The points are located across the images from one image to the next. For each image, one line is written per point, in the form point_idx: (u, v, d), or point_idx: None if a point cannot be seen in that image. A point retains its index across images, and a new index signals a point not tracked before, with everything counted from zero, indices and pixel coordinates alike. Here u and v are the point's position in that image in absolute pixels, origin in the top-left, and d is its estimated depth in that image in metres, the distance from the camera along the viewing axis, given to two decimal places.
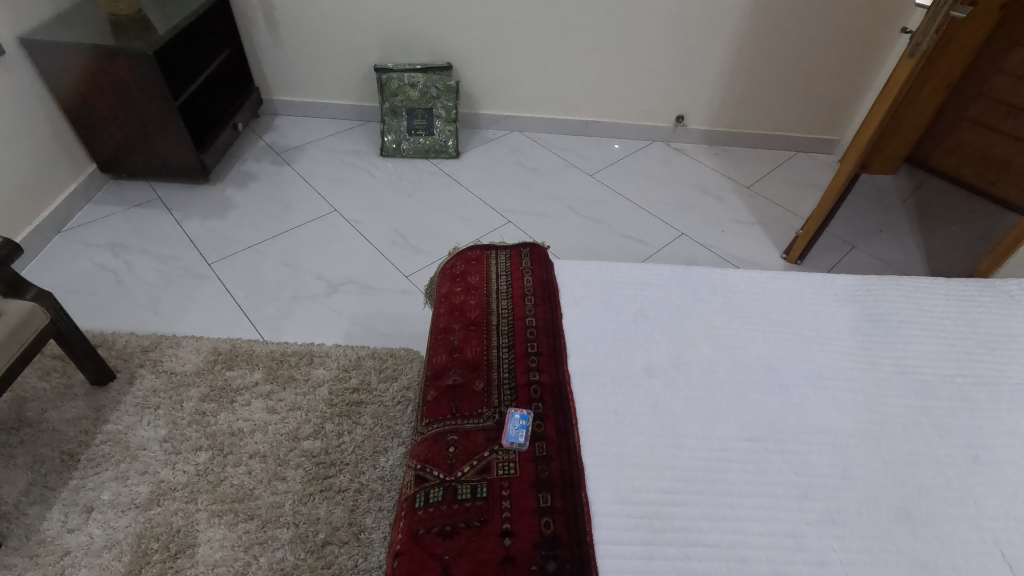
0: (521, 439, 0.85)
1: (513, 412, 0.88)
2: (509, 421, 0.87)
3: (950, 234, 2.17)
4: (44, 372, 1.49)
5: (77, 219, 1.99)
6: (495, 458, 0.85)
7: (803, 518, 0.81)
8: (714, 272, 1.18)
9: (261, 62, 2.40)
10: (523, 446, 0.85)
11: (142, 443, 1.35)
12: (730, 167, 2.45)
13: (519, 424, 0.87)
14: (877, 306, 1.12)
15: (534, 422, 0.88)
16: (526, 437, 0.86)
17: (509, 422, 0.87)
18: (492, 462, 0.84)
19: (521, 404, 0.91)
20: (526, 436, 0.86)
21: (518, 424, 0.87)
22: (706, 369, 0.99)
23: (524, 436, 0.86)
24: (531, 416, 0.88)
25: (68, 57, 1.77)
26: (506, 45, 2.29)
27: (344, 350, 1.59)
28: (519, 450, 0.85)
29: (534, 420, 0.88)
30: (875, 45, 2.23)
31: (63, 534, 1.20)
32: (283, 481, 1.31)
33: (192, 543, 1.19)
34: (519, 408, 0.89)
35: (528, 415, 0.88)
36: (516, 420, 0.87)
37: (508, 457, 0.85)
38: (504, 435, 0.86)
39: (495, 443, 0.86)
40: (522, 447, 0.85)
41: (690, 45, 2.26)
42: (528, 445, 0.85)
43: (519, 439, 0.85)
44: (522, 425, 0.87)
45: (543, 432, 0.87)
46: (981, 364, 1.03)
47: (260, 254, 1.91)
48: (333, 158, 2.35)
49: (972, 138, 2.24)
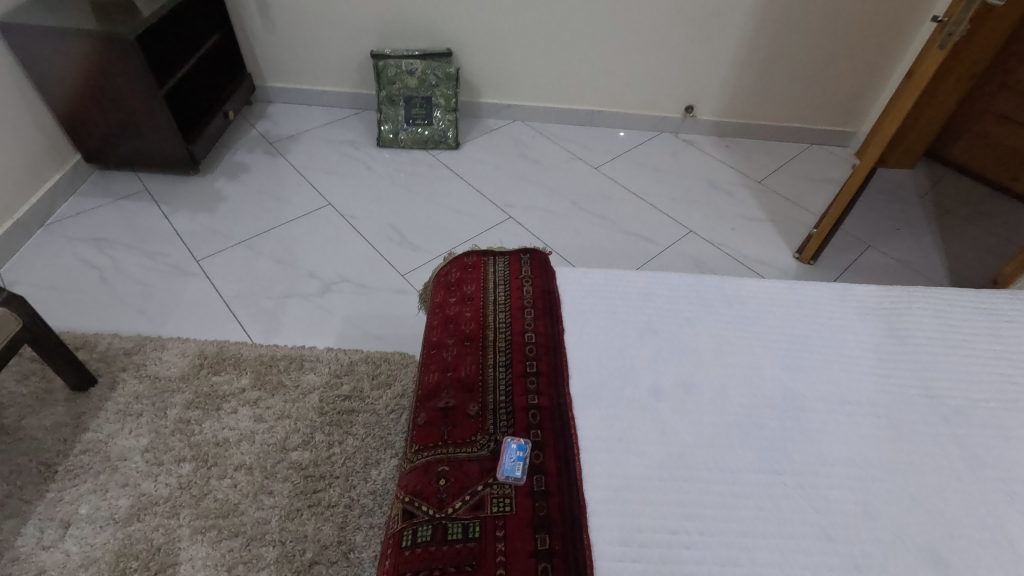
0: (517, 473, 0.78)
1: (510, 441, 0.82)
2: (506, 451, 0.81)
3: (970, 233, 2.07)
4: (22, 376, 1.42)
5: (61, 212, 1.91)
6: (490, 492, 0.78)
7: (824, 562, 0.74)
8: (727, 282, 1.10)
9: (252, 47, 2.30)
10: (521, 480, 0.78)
11: (123, 453, 1.29)
12: (741, 160, 2.35)
13: (516, 455, 0.80)
14: (902, 321, 1.04)
15: (532, 453, 0.82)
16: (523, 470, 0.79)
17: (505, 451, 0.81)
18: (488, 496, 0.78)
19: (519, 431, 0.84)
20: (524, 470, 0.79)
21: (515, 455, 0.80)
22: (718, 391, 0.91)
23: (521, 469, 0.79)
24: (528, 445, 0.82)
25: (46, 42, 1.68)
26: (509, 30, 2.19)
27: (336, 354, 1.52)
28: (516, 485, 0.78)
29: (532, 450, 0.82)
30: (897, 33, 2.11)
31: (39, 550, 1.14)
32: (270, 495, 1.25)
33: (173, 562, 1.13)
34: (516, 437, 0.82)
35: (526, 445, 0.81)
36: (513, 450, 0.80)
37: (505, 491, 0.78)
38: (500, 468, 0.79)
39: (490, 475, 0.80)
40: (519, 481, 0.78)
41: (702, 32, 2.15)
42: (525, 478, 0.79)
43: (515, 472, 0.79)
44: (519, 456, 0.80)
45: (542, 464, 0.80)
46: (1015, 387, 0.95)
47: (250, 250, 1.84)
48: (328, 148, 2.26)
49: (996, 131, 2.14)
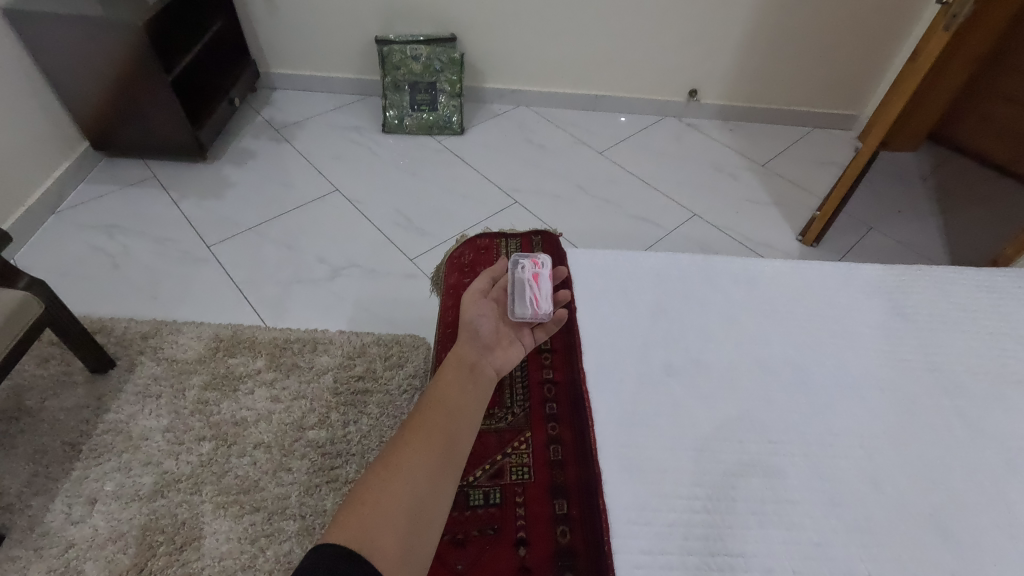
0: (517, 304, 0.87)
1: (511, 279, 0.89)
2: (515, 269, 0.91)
3: (971, 214, 2.09)
4: (42, 359, 1.45)
5: (71, 199, 1.92)
6: (517, 329, 0.86)
7: (830, 526, 0.77)
8: (735, 262, 1.12)
9: (256, 33, 2.30)
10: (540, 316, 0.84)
11: (144, 433, 1.33)
12: (744, 144, 2.37)
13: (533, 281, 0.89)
14: (908, 297, 1.06)
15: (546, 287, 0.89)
16: (539, 297, 0.87)
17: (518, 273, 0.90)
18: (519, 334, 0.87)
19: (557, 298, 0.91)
20: (535, 298, 0.86)
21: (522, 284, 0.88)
22: (727, 367, 0.94)
23: (531, 299, 0.86)
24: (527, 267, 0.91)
25: (53, 28, 1.68)
26: (513, 15, 2.19)
27: (349, 337, 1.55)
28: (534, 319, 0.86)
29: (536, 283, 0.89)
30: (902, 15, 2.11)
31: (67, 525, 1.18)
32: (289, 471, 1.28)
33: (198, 535, 1.18)
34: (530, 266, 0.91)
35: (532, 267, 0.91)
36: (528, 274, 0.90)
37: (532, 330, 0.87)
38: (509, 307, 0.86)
39: (504, 318, 0.87)
40: (538, 314, 0.86)
41: (706, 15, 2.15)
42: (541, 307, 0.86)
43: (529, 305, 0.86)
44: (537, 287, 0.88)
45: (552, 320, 0.86)
46: (1015, 361, 0.97)
47: (259, 236, 1.85)
48: (334, 134, 2.27)
49: (998, 115, 2.12)
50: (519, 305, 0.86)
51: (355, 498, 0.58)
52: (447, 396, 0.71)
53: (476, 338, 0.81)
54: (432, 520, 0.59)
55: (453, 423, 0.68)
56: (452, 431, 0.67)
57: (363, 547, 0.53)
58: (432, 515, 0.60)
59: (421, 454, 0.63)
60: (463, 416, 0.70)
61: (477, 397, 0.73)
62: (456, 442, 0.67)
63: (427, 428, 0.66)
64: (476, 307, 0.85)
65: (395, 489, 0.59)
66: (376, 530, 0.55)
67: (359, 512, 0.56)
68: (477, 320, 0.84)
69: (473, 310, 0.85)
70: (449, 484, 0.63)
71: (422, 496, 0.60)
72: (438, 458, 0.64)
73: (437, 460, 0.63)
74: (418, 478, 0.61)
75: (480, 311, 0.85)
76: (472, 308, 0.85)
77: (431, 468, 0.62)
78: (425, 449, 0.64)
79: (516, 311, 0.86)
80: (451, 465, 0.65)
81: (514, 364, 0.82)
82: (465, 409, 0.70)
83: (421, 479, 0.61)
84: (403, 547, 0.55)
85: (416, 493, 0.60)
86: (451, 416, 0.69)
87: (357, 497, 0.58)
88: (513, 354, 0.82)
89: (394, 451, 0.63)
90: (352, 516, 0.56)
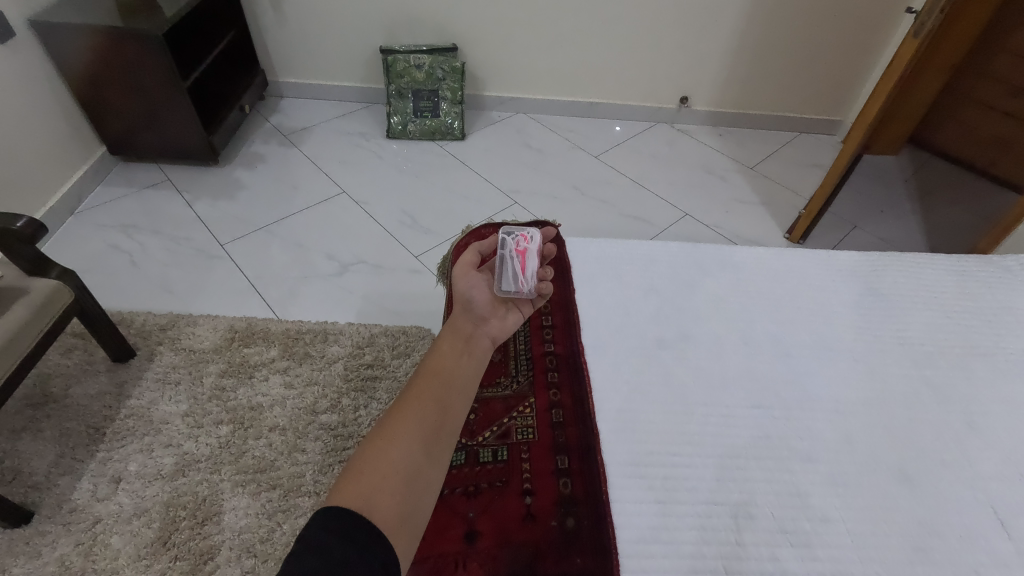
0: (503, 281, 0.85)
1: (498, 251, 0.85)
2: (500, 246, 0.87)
3: (950, 213, 2.19)
4: (66, 350, 1.52)
5: (89, 201, 2.00)
6: (509, 300, 0.86)
7: (807, 478, 0.85)
8: (721, 249, 1.21)
9: (266, 44, 2.40)
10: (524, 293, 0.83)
11: (165, 417, 1.40)
12: (734, 148, 2.47)
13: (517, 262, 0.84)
14: (880, 280, 1.15)
15: (531, 262, 0.86)
16: (523, 274, 0.84)
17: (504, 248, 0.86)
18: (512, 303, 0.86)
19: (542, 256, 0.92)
20: (519, 276, 0.84)
21: (507, 258, 0.85)
22: (714, 341, 1.02)
23: (516, 276, 0.84)
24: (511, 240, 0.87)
25: (76, 38, 1.76)
26: (512, 25, 2.29)
27: (358, 328, 1.63)
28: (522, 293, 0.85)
29: (521, 259, 0.85)
30: (882, 25, 2.22)
31: (94, 502, 1.25)
32: (303, 452, 1.35)
33: (218, 511, 1.24)
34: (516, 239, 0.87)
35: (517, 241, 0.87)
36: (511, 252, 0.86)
37: (523, 301, 0.87)
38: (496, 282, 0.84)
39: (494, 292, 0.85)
40: (524, 290, 0.84)
41: (696, 25, 2.26)
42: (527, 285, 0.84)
43: (514, 283, 0.84)
44: (522, 265, 0.85)
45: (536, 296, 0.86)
46: (977, 335, 1.06)
47: (270, 235, 1.93)
48: (340, 140, 2.36)
49: (974, 119, 2.23)
50: (504, 283, 0.84)
51: (352, 467, 0.60)
52: (443, 367, 0.72)
53: (470, 310, 0.82)
54: (429, 486, 0.61)
55: (448, 390, 0.69)
56: (446, 397, 0.68)
57: (361, 512, 0.55)
58: (428, 482, 0.61)
59: (417, 422, 0.64)
60: (459, 386, 0.71)
61: (472, 368, 0.74)
62: (452, 411, 0.68)
63: (423, 398, 0.67)
64: (467, 279, 0.84)
65: (392, 457, 0.60)
66: (374, 495, 0.57)
67: (357, 480, 0.58)
68: (470, 292, 0.83)
69: (465, 283, 0.84)
70: (445, 453, 0.64)
71: (418, 464, 0.61)
72: (435, 425, 0.65)
73: (433, 428, 0.64)
74: (414, 445, 0.62)
75: (473, 283, 0.84)
76: (463, 279, 0.84)
77: (428, 436, 0.64)
78: (422, 418, 0.65)
79: (503, 287, 0.84)
80: (447, 432, 0.66)
81: (511, 331, 0.84)
82: (461, 379, 0.71)
83: (417, 447, 0.62)
84: (400, 512, 0.57)
85: (412, 460, 0.61)
86: (447, 386, 0.70)
87: (355, 465, 0.59)
88: (510, 323, 0.84)
89: (391, 421, 0.64)
90: (350, 484, 0.57)
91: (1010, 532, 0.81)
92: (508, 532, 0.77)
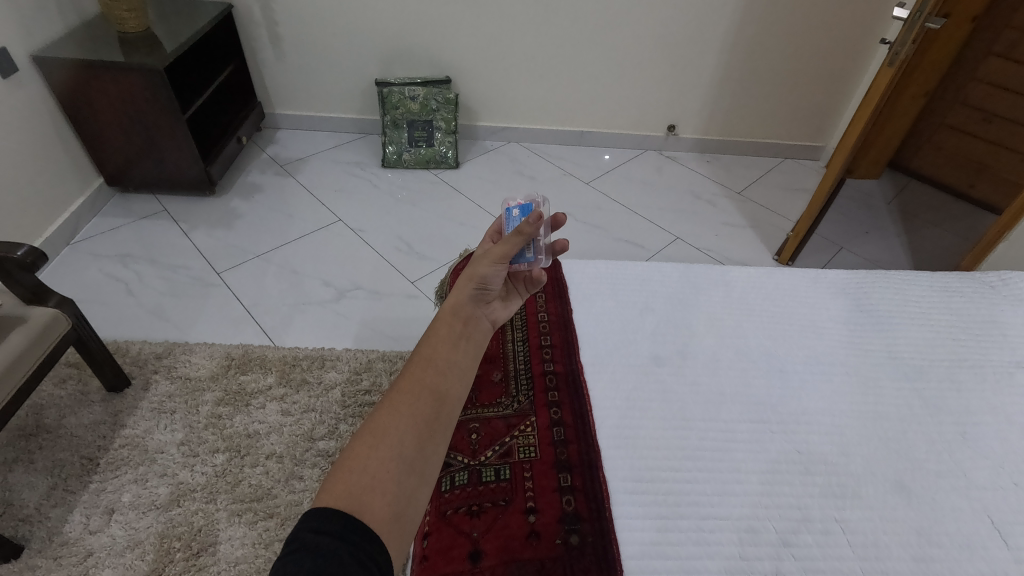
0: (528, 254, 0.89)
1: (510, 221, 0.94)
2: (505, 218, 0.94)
3: (933, 233, 2.25)
4: (60, 380, 1.51)
5: (85, 231, 2.01)
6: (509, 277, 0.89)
7: (806, 492, 0.86)
8: (713, 269, 1.24)
9: (263, 77, 2.46)
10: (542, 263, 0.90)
11: (160, 446, 1.38)
12: (721, 173, 2.54)
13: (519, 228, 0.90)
14: (868, 297, 1.18)
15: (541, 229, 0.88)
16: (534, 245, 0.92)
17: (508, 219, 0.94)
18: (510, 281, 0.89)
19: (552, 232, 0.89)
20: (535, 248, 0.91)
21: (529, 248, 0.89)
22: (710, 358, 1.04)
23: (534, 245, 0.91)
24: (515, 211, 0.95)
25: (78, 72, 1.80)
26: (504, 58, 2.37)
27: (355, 353, 1.63)
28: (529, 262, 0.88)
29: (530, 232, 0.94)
30: (858, 55, 2.33)
31: (86, 535, 1.22)
32: (300, 479, 1.34)
33: (213, 541, 1.22)
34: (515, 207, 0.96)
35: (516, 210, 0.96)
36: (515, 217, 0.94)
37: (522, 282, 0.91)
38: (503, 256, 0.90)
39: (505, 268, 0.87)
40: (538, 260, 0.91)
41: (681, 56, 2.34)
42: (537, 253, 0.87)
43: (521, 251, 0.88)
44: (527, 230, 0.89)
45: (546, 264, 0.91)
46: (965, 348, 1.09)
47: (267, 263, 1.94)
48: (336, 169, 2.40)
49: (951, 144, 2.32)
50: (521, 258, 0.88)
51: (342, 465, 0.60)
52: (436, 357, 0.72)
53: (477, 291, 0.82)
54: (420, 481, 0.61)
55: (440, 382, 0.69)
56: (438, 391, 0.68)
57: (352, 512, 0.56)
58: (419, 477, 0.62)
59: (408, 416, 0.65)
60: (453, 375, 0.71)
61: (467, 356, 0.75)
62: (445, 401, 0.68)
63: (415, 390, 0.67)
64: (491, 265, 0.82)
65: (382, 454, 0.61)
66: (364, 498, 0.57)
67: (347, 479, 0.58)
68: (493, 277, 0.82)
69: (485, 266, 0.82)
70: (436, 448, 0.65)
71: (410, 459, 0.62)
72: (427, 418, 0.65)
73: (424, 421, 0.65)
74: (405, 440, 0.62)
75: (499, 267, 0.83)
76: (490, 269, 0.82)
77: (419, 430, 0.64)
78: (413, 411, 0.65)
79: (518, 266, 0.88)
80: (439, 425, 0.66)
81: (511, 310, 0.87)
82: (453, 368, 0.72)
83: (408, 442, 0.62)
84: (392, 509, 0.58)
85: (403, 455, 0.61)
86: (441, 376, 0.70)
87: (344, 463, 0.60)
88: (511, 304, 0.87)
89: (381, 415, 0.64)
90: (340, 482, 0.58)
91: (1007, 541, 0.83)
92: (511, 552, 0.77)
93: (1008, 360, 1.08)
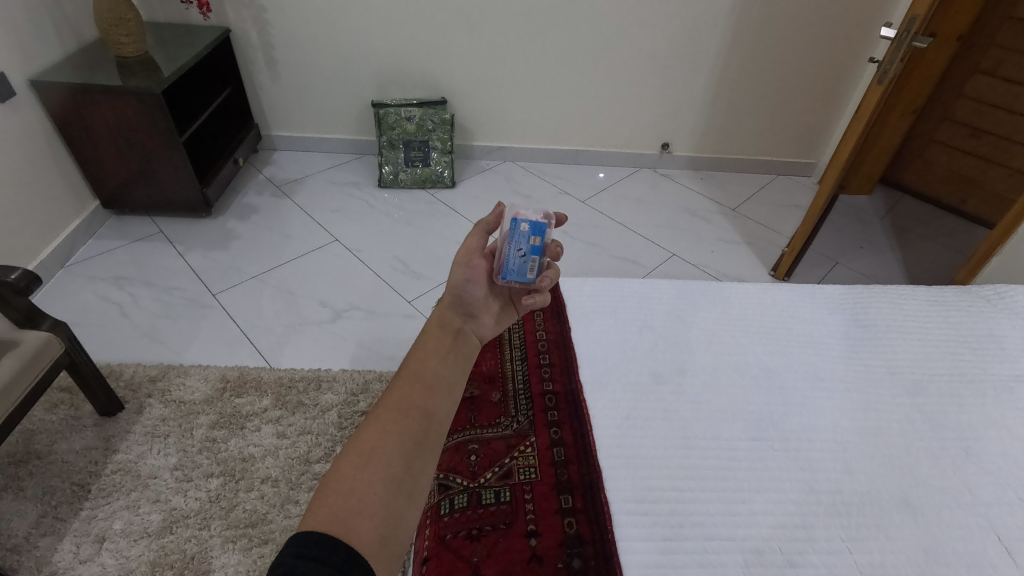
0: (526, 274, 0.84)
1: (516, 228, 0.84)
2: (510, 231, 0.84)
3: (927, 247, 2.26)
4: (51, 405, 1.49)
5: (80, 254, 2.00)
6: (503, 293, 0.87)
7: (811, 510, 0.85)
8: (711, 285, 1.24)
9: (260, 100, 2.48)
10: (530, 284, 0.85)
11: (153, 471, 1.36)
12: (715, 191, 2.56)
13: (527, 248, 0.83)
14: (865, 311, 1.19)
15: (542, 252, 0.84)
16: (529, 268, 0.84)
17: (512, 232, 0.84)
18: (508, 297, 0.88)
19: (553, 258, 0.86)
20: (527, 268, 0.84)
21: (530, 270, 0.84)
22: (710, 375, 1.04)
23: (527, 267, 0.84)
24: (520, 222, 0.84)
25: (74, 95, 1.81)
26: (499, 79, 2.40)
27: (351, 374, 1.61)
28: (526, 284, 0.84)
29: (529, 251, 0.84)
30: (846, 73, 2.37)
31: (76, 564, 1.19)
32: (296, 503, 1.31)
33: (207, 569, 1.19)
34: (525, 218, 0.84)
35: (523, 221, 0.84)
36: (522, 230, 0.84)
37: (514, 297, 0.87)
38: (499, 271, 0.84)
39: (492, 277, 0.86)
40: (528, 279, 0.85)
41: (674, 76, 2.38)
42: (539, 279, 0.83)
43: (523, 273, 0.83)
44: (534, 253, 0.84)
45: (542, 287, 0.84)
46: (964, 362, 1.09)
47: (264, 283, 1.94)
48: (333, 190, 2.41)
49: (942, 158, 2.35)
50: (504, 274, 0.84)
51: (327, 486, 0.58)
52: (424, 372, 0.71)
53: (461, 305, 0.83)
54: (408, 502, 0.60)
55: (429, 399, 0.68)
56: (426, 407, 0.67)
57: (339, 535, 0.54)
58: (407, 497, 0.60)
59: (396, 435, 0.64)
60: (440, 391, 0.70)
61: (455, 370, 0.74)
62: (433, 417, 0.67)
63: (401, 406, 0.66)
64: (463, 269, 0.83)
65: (368, 474, 0.59)
66: (350, 520, 0.56)
67: (331, 501, 0.56)
68: (466, 284, 0.83)
69: (460, 272, 0.83)
70: (423, 467, 0.64)
71: (398, 478, 0.61)
72: (415, 435, 0.64)
73: (413, 438, 0.64)
74: (393, 459, 0.61)
75: (469, 273, 0.83)
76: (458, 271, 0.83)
77: (406, 448, 0.63)
78: (400, 429, 0.64)
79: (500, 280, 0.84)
80: (427, 443, 0.65)
81: (500, 328, 0.85)
82: (441, 383, 0.71)
83: (395, 463, 0.61)
84: (378, 531, 0.56)
85: (391, 476, 0.60)
86: (429, 393, 0.69)
87: (328, 484, 0.58)
88: (501, 319, 0.85)
89: (368, 433, 0.63)
90: (324, 505, 0.56)
91: (1016, 559, 0.81)
92: None
93: (1008, 373, 1.08)
